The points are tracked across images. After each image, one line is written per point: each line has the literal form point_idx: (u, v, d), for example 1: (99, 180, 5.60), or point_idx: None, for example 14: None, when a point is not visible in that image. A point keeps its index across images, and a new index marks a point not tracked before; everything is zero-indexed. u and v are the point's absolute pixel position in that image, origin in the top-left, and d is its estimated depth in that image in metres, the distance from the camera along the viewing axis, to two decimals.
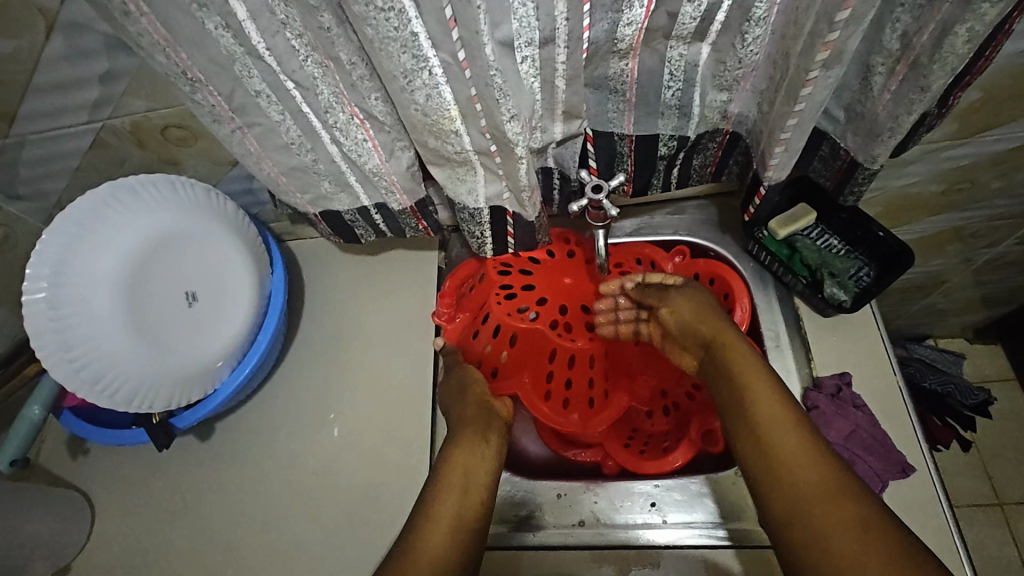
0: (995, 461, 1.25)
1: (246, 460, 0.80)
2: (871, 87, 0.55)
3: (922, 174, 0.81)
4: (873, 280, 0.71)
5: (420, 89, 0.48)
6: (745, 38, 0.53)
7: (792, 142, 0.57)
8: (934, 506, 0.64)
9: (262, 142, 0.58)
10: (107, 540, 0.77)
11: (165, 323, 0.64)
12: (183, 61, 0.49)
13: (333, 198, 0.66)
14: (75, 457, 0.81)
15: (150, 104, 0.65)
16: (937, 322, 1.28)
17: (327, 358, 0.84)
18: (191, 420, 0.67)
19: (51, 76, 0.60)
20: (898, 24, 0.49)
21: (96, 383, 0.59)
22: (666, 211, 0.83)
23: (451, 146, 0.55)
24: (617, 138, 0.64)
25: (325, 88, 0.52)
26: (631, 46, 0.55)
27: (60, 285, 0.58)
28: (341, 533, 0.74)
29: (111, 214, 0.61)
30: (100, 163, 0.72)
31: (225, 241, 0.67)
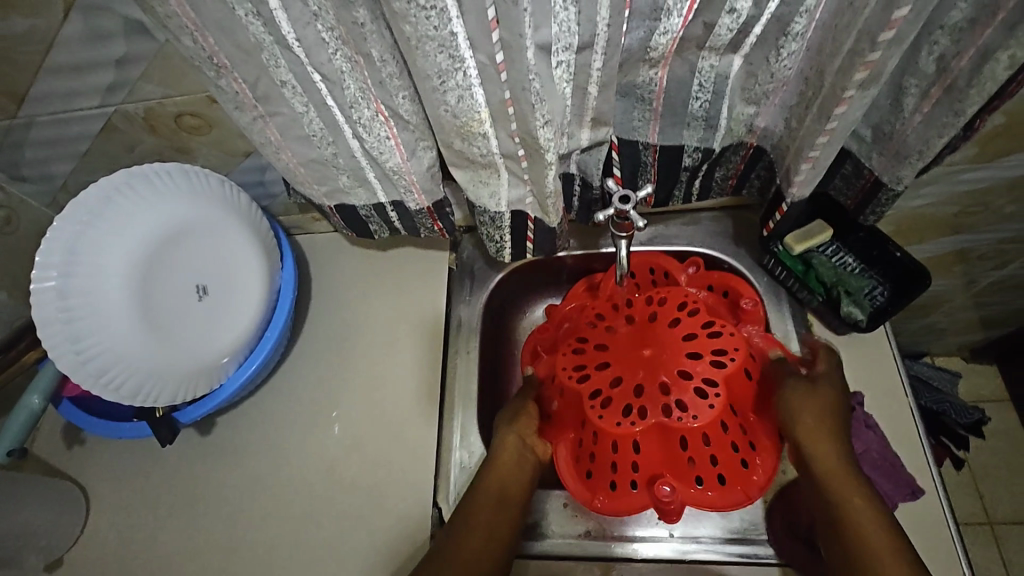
0: (988, 481, 1.26)
1: (247, 457, 0.78)
2: (903, 108, 0.55)
3: (937, 195, 0.81)
4: (888, 300, 0.70)
5: (453, 91, 0.48)
6: (780, 53, 0.52)
7: (821, 159, 0.57)
8: (942, 532, 0.64)
9: (283, 132, 0.57)
10: (101, 533, 0.75)
11: (174, 316, 0.62)
12: (210, 45, 0.48)
13: (349, 191, 0.64)
14: (70, 447, 0.79)
15: (166, 91, 0.63)
16: (937, 340, 1.28)
17: (332, 356, 0.83)
18: (194, 415, 0.65)
19: (66, 57, 0.58)
20: (936, 46, 0.49)
21: (102, 375, 0.58)
22: (682, 221, 0.83)
23: (477, 150, 0.54)
24: (641, 148, 0.64)
25: (352, 83, 0.50)
26: (663, 55, 0.54)
27: (70, 274, 0.56)
28: (342, 535, 0.73)
29: (124, 203, 0.60)
30: (110, 148, 0.70)
31: (237, 234, 0.66)
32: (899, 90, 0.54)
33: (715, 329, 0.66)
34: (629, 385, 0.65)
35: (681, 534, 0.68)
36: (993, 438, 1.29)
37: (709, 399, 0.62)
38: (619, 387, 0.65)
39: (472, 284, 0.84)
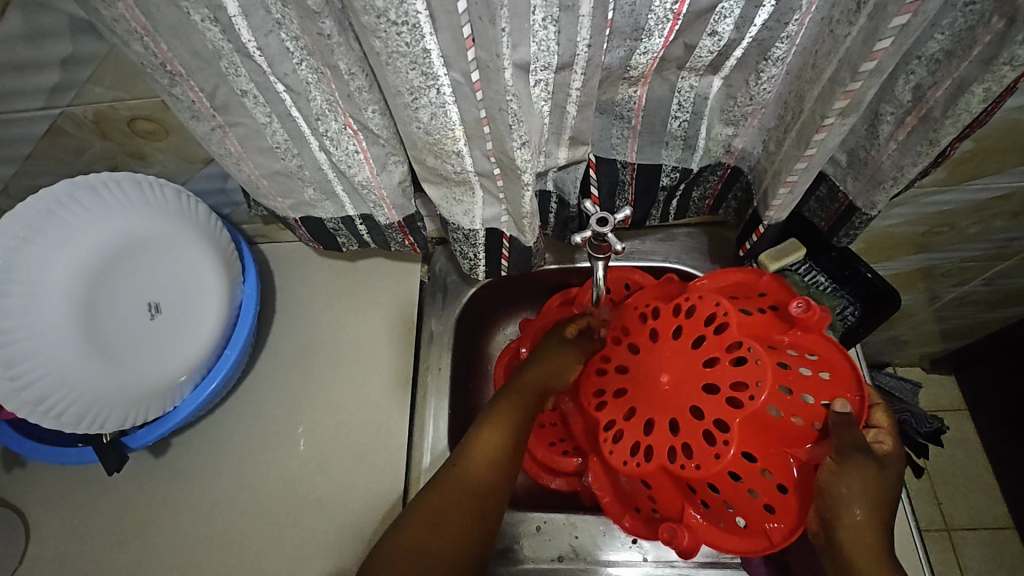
0: (945, 488, 1.30)
1: (204, 479, 0.74)
2: (879, 134, 0.55)
3: (906, 215, 0.82)
4: (858, 320, 0.73)
5: (426, 107, 0.45)
6: (760, 76, 0.51)
7: (798, 184, 0.57)
8: (908, 553, 0.65)
9: (244, 143, 0.53)
10: (42, 562, 0.71)
11: (124, 336, 0.58)
12: (163, 53, 0.45)
13: (315, 205, 0.61)
14: (10, 470, 0.74)
15: (118, 94, 0.59)
16: (899, 351, 1.32)
17: (297, 371, 0.79)
18: (147, 440, 0.61)
19: (4, 55, 0.54)
20: (912, 76, 0.49)
21: (42, 402, 0.53)
22: (657, 237, 0.82)
23: (451, 167, 0.52)
24: (619, 166, 0.63)
25: (318, 94, 0.48)
26: (643, 74, 0.53)
27: (5, 292, 0.52)
28: (305, 562, 0.70)
29: (67, 214, 0.55)
30: (56, 152, 0.66)
31: (194, 246, 0.62)
32: (875, 116, 0.54)
33: (741, 355, 0.55)
34: (638, 416, 0.59)
35: (654, 558, 0.67)
36: (950, 447, 1.33)
37: (718, 443, 0.53)
38: (632, 421, 0.59)
39: (445, 299, 0.81)
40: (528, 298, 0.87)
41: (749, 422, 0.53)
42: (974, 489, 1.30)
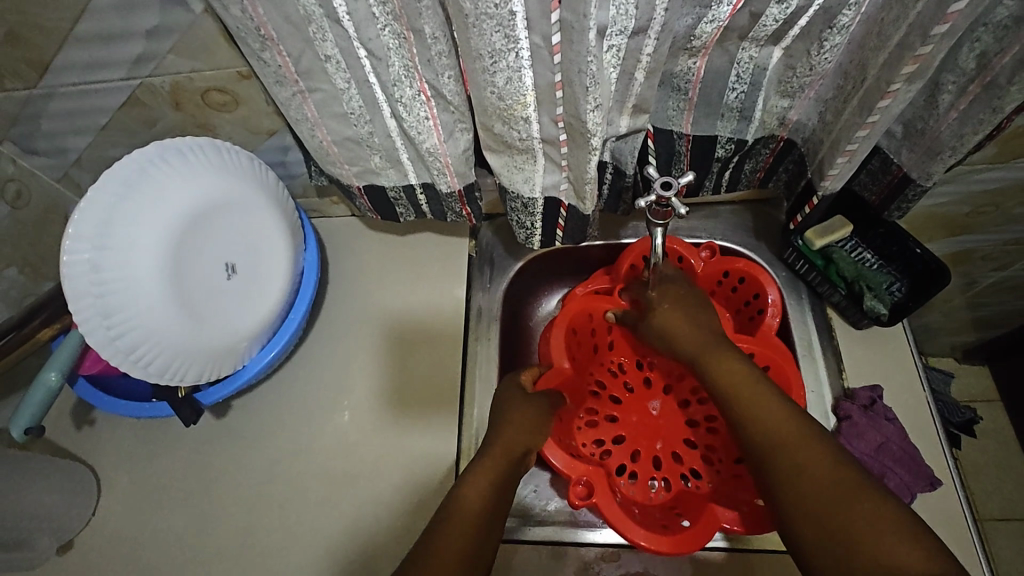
0: (976, 477, 1.29)
1: (262, 441, 0.77)
2: (938, 105, 0.55)
3: (951, 194, 0.82)
4: (906, 296, 0.71)
5: (503, 71, 0.47)
6: (823, 45, 0.53)
7: (857, 153, 0.58)
8: (958, 522, 0.65)
9: (320, 109, 0.56)
10: (112, 515, 0.74)
11: (203, 295, 0.61)
12: (258, 16, 0.48)
13: (379, 172, 0.64)
14: (80, 428, 0.78)
15: (196, 65, 0.62)
16: (929, 340, 1.30)
17: (348, 339, 0.82)
18: (218, 396, 0.66)
19: (95, 26, 0.57)
20: (977, 43, 0.50)
21: (131, 352, 0.56)
22: (701, 214, 0.84)
23: (517, 133, 0.54)
24: (676, 137, 0.64)
25: (397, 60, 0.50)
26: (705, 44, 0.54)
27: (105, 248, 0.54)
28: (361, 518, 0.72)
29: (157, 174, 0.57)
30: (130, 121, 0.69)
31: (264, 213, 0.66)
32: (936, 86, 0.55)
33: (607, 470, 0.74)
34: (627, 445, 0.79)
35: None
36: (984, 437, 1.31)
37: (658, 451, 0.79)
38: (624, 444, 0.79)
39: (491, 273, 0.84)
40: (570, 274, 0.89)
41: (678, 431, 0.79)
42: (1006, 479, 1.28)
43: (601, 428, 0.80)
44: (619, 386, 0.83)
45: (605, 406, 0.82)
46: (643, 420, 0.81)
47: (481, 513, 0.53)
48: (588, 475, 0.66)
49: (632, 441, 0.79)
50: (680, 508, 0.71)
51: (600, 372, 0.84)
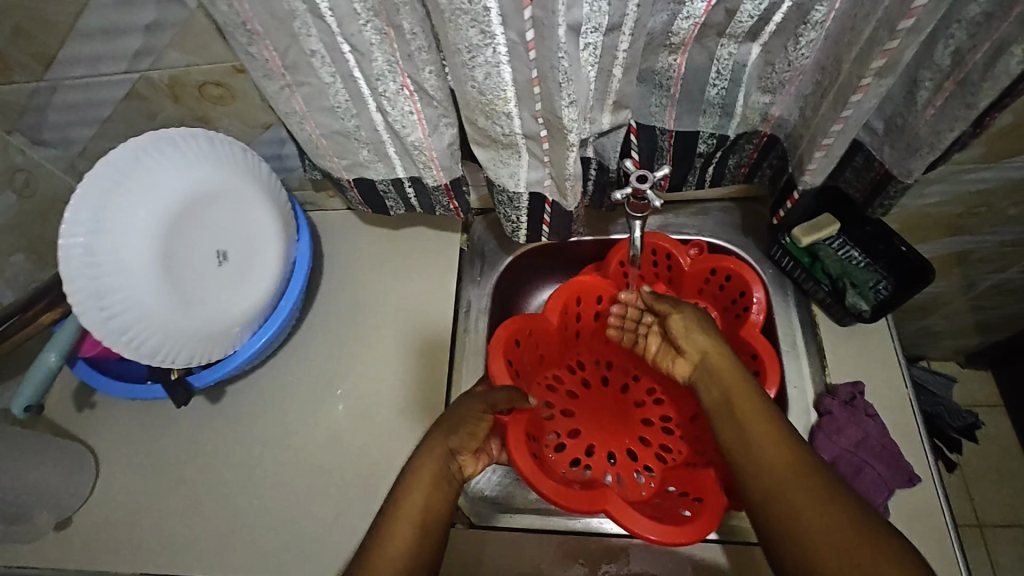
0: (977, 483, 1.27)
1: (254, 427, 0.79)
2: (916, 101, 0.56)
3: (942, 193, 0.82)
4: (891, 294, 0.72)
5: (481, 66, 0.49)
6: (799, 41, 0.54)
7: (834, 148, 0.59)
8: (937, 518, 0.65)
9: (308, 102, 0.58)
10: (108, 493, 0.76)
11: (196, 281, 0.63)
12: (245, 12, 0.50)
13: (368, 165, 0.65)
14: (81, 409, 0.81)
15: (193, 59, 0.64)
16: (931, 344, 1.29)
17: (341, 330, 0.84)
18: (210, 379, 0.68)
19: (96, 20, 0.59)
20: (951, 40, 0.51)
21: (123, 333, 0.59)
22: (690, 210, 0.84)
23: (500, 128, 0.56)
24: (658, 133, 0.65)
25: (380, 55, 0.52)
26: (684, 41, 0.55)
27: (99, 233, 0.56)
28: (348, 503, 0.74)
29: (151, 162, 0.60)
30: (131, 114, 0.71)
31: (258, 202, 0.67)
32: (913, 83, 0.55)
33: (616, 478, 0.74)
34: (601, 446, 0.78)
35: None
36: (985, 443, 1.29)
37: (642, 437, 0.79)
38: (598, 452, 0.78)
39: (482, 266, 0.85)
40: (561, 269, 0.90)
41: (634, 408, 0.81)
42: (1009, 487, 1.26)
43: (579, 444, 0.78)
44: (565, 400, 0.81)
45: (560, 424, 0.78)
46: (599, 414, 0.81)
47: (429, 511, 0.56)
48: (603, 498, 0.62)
49: (603, 435, 0.79)
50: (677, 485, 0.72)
51: (547, 394, 0.80)
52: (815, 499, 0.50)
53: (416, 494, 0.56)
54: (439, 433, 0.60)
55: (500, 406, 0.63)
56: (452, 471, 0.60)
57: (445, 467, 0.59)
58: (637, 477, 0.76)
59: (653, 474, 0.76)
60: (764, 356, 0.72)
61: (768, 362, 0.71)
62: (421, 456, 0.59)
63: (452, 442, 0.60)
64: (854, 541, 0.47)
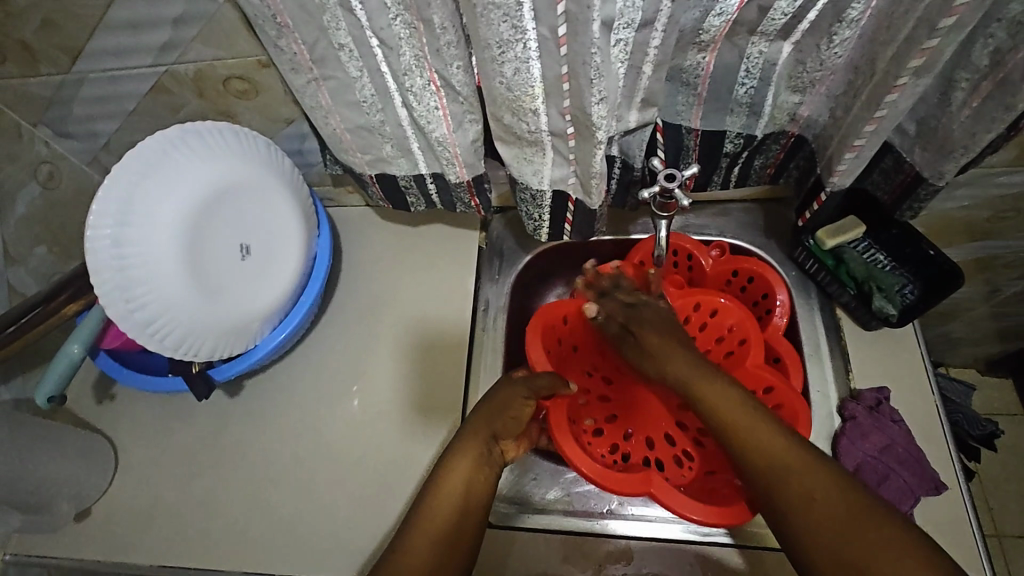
0: (996, 493, 1.24)
1: (271, 422, 0.79)
2: (951, 102, 0.55)
3: (970, 197, 0.80)
4: (917, 298, 0.70)
5: (511, 61, 0.48)
6: (833, 39, 0.53)
7: (865, 149, 0.58)
8: (963, 527, 0.64)
9: (334, 97, 0.58)
10: (126, 486, 0.77)
11: (220, 274, 0.64)
12: (275, 5, 0.50)
13: (391, 161, 0.65)
14: (101, 401, 0.81)
15: (218, 53, 0.64)
16: (951, 350, 1.26)
17: (359, 326, 0.84)
18: (229, 373, 0.68)
19: (125, 14, 0.60)
20: (991, 40, 0.50)
21: (148, 326, 0.59)
22: (712, 211, 0.84)
23: (526, 125, 0.55)
24: (684, 132, 0.64)
25: (408, 50, 0.51)
26: (714, 38, 0.54)
27: (126, 226, 0.56)
28: (365, 499, 0.74)
29: (178, 156, 0.60)
30: (155, 108, 0.72)
31: (281, 196, 0.68)
32: (949, 83, 0.54)
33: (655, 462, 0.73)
34: (640, 430, 0.77)
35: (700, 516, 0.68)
36: (1005, 452, 1.27)
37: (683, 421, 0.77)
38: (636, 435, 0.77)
39: (501, 264, 0.85)
40: (581, 268, 0.90)
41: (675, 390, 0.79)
42: None
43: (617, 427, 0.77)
44: (602, 386, 0.80)
45: (597, 408, 0.78)
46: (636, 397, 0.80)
47: (468, 492, 0.57)
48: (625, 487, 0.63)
49: (643, 418, 0.78)
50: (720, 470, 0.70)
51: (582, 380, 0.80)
52: (809, 494, 0.50)
53: (464, 468, 0.58)
54: (483, 418, 0.62)
55: (542, 392, 0.65)
56: (494, 455, 0.61)
57: (490, 449, 0.61)
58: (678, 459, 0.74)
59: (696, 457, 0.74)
60: (787, 359, 0.71)
61: (790, 365, 0.71)
62: (467, 436, 0.61)
63: (496, 426, 0.62)
64: (847, 529, 0.47)
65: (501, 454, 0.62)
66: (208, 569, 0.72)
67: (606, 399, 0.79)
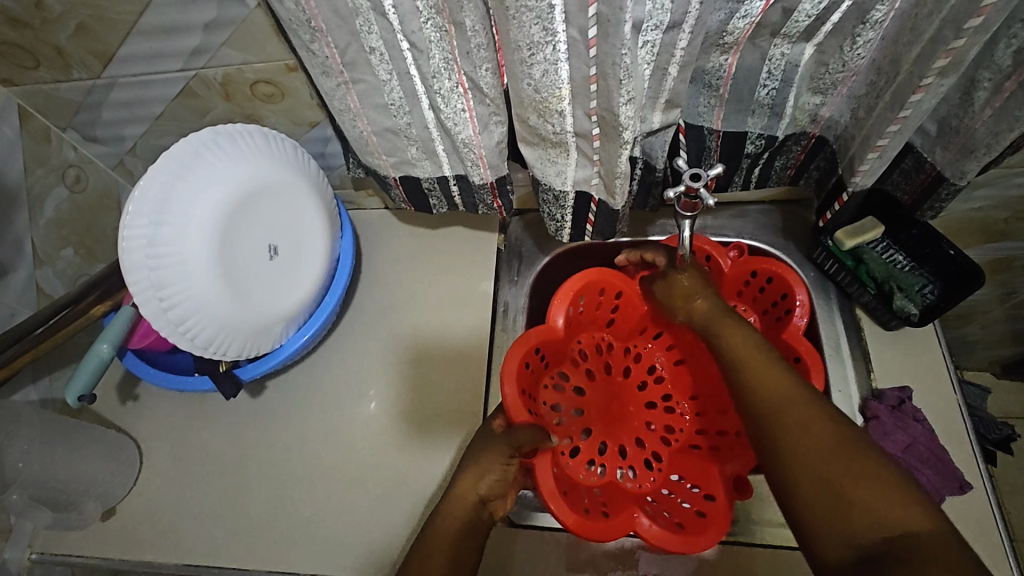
0: (1013, 498, 1.23)
1: (292, 422, 0.80)
2: (973, 102, 0.55)
3: (988, 197, 0.81)
4: (938, 297, 0.70)
5: (540, 63, 0.49)
6: (856, 41, 0.53)
7: (888, 149, 0.58)
8: (989, 527, 0.64)
9: (363, 99, 0.59)
10: (151, 484, 0.78)
11: (248, 274, 0.64)
12: (310, 9, 0.51)
13: (416, 163, 0.66)
14: (125, 402, 0.82)
15: (247, 58, 0.66)
16: (965, 353, 1.26)
17: (378, 327, 0.85)
18: (254, 372, 0.70)
19: (158, 19, 0.61)
20: (1014, 40, 0.50)
21: (178, 325, 0.60)
22: (730, 213, 0.84)
23: (552, 126, 0.56)
24: (706, 133, 0.65)
25: (437, 52, 0.52)
26: (737, 41, 0.55)
27: (161, 226, 0.57)
28: (386, 499, 0.74)
29: (210, 157, 0.61)
30: (182, 112, 0.73)
31: (307, 199, 0.69)
32: (971, 83, 0.55)
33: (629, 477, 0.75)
34: (612, 442, 0.79)
35: None
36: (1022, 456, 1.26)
37: (647, 427, 0.81)
38: (609, 449, 0.78)
39: (520, 266, 0.86)
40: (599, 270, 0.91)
41: (639, 396, 0.83)
42: None
43: (590, 441, 0.78)
44: (575, 400, 0.81)
45: (572, 425, 0.79)
46: (606, 404, 0.82)
47: (455, 544, 0.53)
48: (612, 527, 0.62)
49: (614, 427, 0.80)
50: (684, 475, 0.75)
51: (556, 395, 0.79)
52: (802, 418, 0.48)
53: (455, 524, 0.54)
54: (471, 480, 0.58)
55: (525, 447, 0.62)
56: (483, 518, 0.56)
57: (477, 514, 0.56)
58: (647, 464, 0.78)
59: (661, 461, 0.78)
60: (807, 359, 0.71)
61: (811, 363, 0.70)
62: (451, 502, 0.56)
63: (481, 488, 0.57)
64: (836, 459, 0.45)
65: (490, 517, 0.57)
66: (232, 568, 0.72)
67: (578, 411, 0.80)
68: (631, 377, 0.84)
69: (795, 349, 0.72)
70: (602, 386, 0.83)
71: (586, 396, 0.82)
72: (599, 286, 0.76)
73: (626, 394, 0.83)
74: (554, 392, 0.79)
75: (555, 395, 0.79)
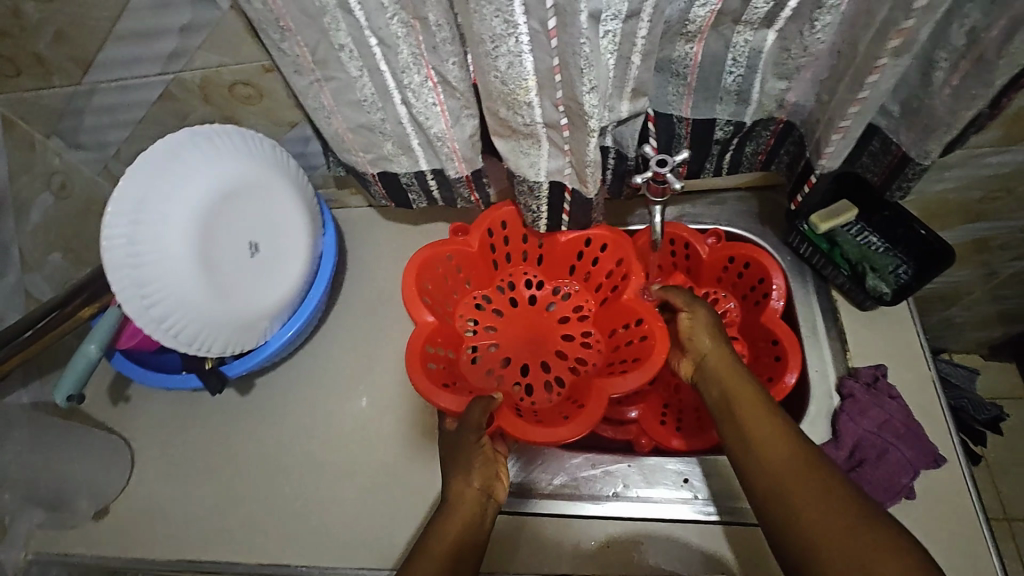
0: (1004, 476, 1.24)
1: (281, 419, 0.81)
2: (932, 82, 0.57)
3: (961, 178, 0.82)
4: (911, 278, 0.72)
5: (504, 55, 0.50)
6: (814, 25, 0.55)
7: (851, 130, 0.60)
8: (963, 498, 0.65)
9: (336, 97, 0.60)
10: (143, 483, 0.79)
11: (229, 270, 0.66)
12: (278, 8, 0.52)
13: (392, 159, 0.67)
14: (116, 404, 0.83)
15: (224, 60, 0.67)
16: (952, 336, 1.27)
17: (364, 323, 0.86)
18: (241, 368, 0.71)
19: (134, 25, 0.62)
20: (966, 20, 0.52)
21: (161, 322, 0.61)
22: (707, 201, 0.85)
23: (521, 118, 0.57)
24: (675, 121, 0.66)
25: (405, 47, 0.54)
26: (700, 29, 0.56)
27: (140, 224, 0.58)
28: (375, 491, 0.75)
29: (190, 156, 0.62)
30: (163, 116, 0.74)
31: (287, 197, 0.71)
32: (929, 64, 0.56)
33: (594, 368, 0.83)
34: (553, 362, 0.84)
35: (704, 496, 0.69)
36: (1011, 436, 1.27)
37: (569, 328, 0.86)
38: (555, 369, 0.84)
39: None
40: None
41: (542, 303, 0.87)
42: None
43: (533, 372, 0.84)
44: (496, 356, 0.84)
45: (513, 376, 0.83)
46: (519, 331, 0.86)
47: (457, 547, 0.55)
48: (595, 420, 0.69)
49: (545, 348, 0.85)
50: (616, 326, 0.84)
51: (487, 371, 0.83)
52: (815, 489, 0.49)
53: (458, 518, 0.58)
54: (459, 474, 0.63)
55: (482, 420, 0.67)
56: (489, 504, 0.62)
57: (483, 503, 0.61)
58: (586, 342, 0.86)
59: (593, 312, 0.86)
60: (784, 341, 0.72)
61: (790, 348, 0.71)
62: (452, 502, 0.60)
63: (474, 482, 0.62)
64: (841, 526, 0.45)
65: (495, 503, 0.63)
66: (224, 561, 0.73)
67: (512, 355, 0.84)
68: (520, 299, 0.87)
69: (773, 330, 0.74)
70: (507, 322, 0.86)
71: (503, 343, 0.85)
72: (433, 262, 0.78)
73: (519, 309, 0.87)
74: (483, 366, 0.83)
75: (489, 365, 0.83)
